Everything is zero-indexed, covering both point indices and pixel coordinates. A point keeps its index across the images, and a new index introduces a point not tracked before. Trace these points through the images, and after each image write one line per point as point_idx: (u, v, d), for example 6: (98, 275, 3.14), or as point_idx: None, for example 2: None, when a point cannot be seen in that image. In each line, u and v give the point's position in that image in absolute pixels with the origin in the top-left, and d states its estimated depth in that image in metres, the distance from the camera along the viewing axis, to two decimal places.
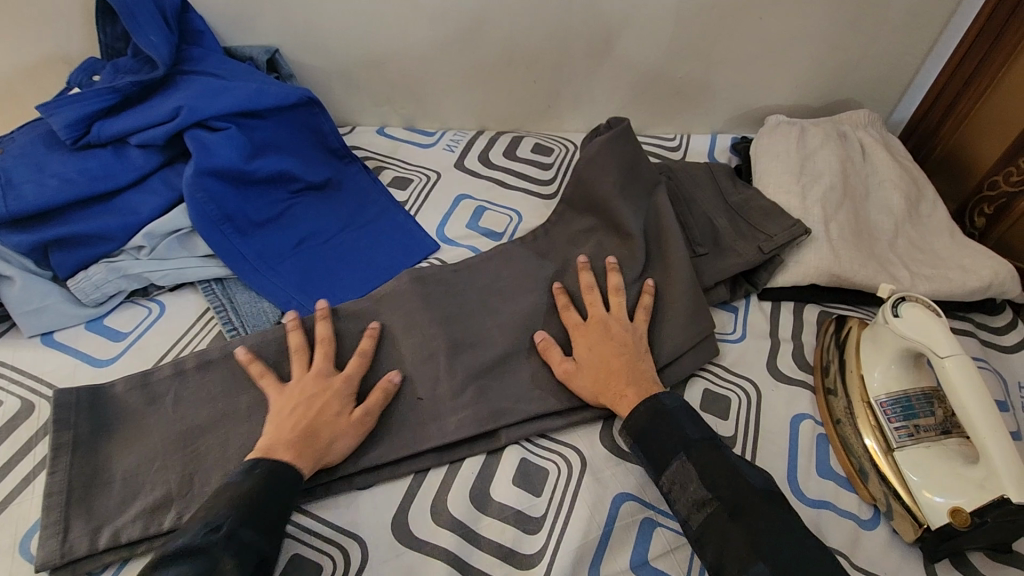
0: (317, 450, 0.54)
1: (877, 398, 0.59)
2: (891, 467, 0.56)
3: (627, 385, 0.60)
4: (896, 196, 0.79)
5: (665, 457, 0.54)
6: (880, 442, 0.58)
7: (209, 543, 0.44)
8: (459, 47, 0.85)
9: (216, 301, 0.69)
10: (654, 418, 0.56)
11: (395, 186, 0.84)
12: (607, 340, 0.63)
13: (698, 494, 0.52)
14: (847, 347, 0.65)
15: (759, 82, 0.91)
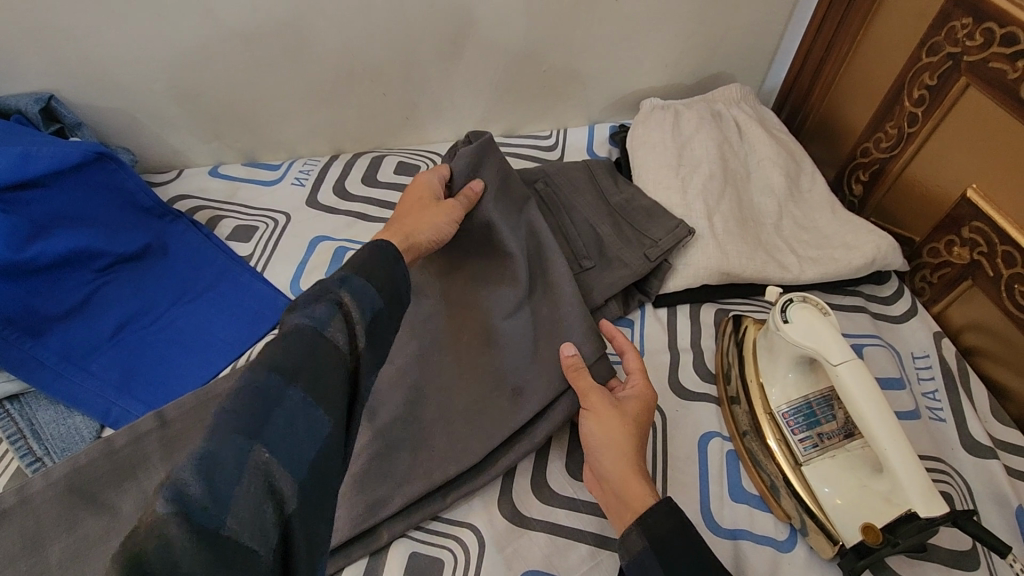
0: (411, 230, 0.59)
1: (778, 409, 0.56)
2: (801, 483, 0.53)
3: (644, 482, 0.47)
4: (777, 174, 0.76)
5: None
6: (788, 457, 0.54)
7: (329, 286, 0.41)
8: (285, 65, 0.72)
9: (9, 427, 0.56)
10: (684, 539, 0.42)
11: (236, 238, 0.72)
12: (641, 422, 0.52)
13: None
14: (745, 351, 0.61)
15: (628, 67, 0.85)
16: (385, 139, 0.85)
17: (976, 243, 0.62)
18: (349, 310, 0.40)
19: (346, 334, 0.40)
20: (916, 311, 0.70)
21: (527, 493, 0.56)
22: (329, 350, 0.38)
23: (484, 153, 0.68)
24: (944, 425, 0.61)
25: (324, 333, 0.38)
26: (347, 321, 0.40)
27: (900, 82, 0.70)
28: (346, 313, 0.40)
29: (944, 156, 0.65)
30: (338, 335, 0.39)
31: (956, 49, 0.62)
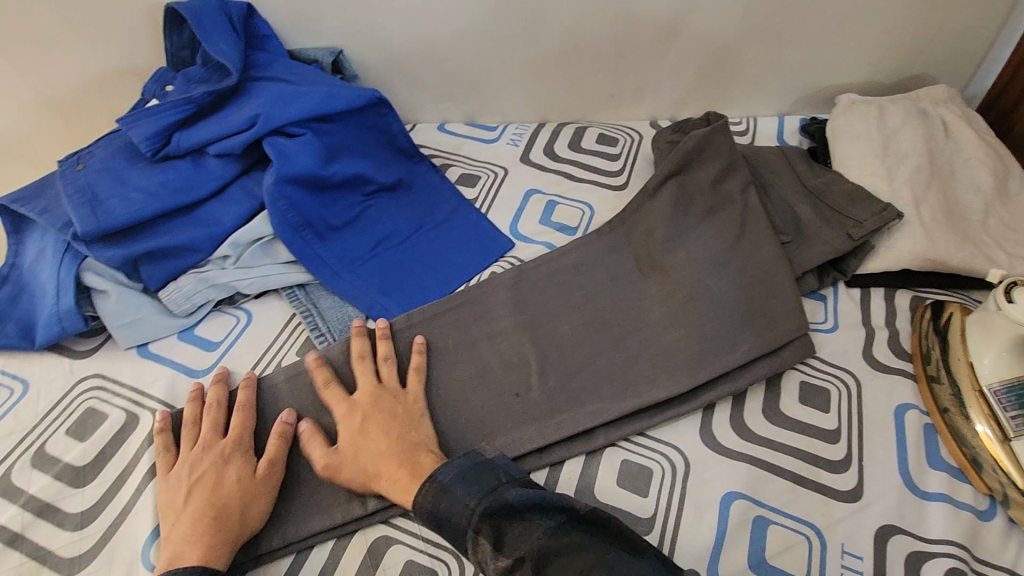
0: (232, 530, 0.52)
1: (990, 386, 0.59)
2: (1008, 455, 0.56)
3: (400, 467, 0.54)
4: (986, 174, 0.76)
5: (462, 535, 0.48)
6: (997, 431, 0.57)
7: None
8: (524, 38, 0.83)
9: (301, 306, 0.69)
10: (434, 496, 0.51)
11: (463, 183, 0.83)
12: (382, 415, 0.59)
13: (498, 567, 0.45)
14: (950, 333, 0.63)
15: (830, 61, 0.88)
16: (586, 111, 0.93)
17: None
18: None
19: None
20: None
21: (726, 427, 0.61)
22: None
23: (715, 135, 0.77)
24: None
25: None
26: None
27: None
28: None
29: None
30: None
31: None
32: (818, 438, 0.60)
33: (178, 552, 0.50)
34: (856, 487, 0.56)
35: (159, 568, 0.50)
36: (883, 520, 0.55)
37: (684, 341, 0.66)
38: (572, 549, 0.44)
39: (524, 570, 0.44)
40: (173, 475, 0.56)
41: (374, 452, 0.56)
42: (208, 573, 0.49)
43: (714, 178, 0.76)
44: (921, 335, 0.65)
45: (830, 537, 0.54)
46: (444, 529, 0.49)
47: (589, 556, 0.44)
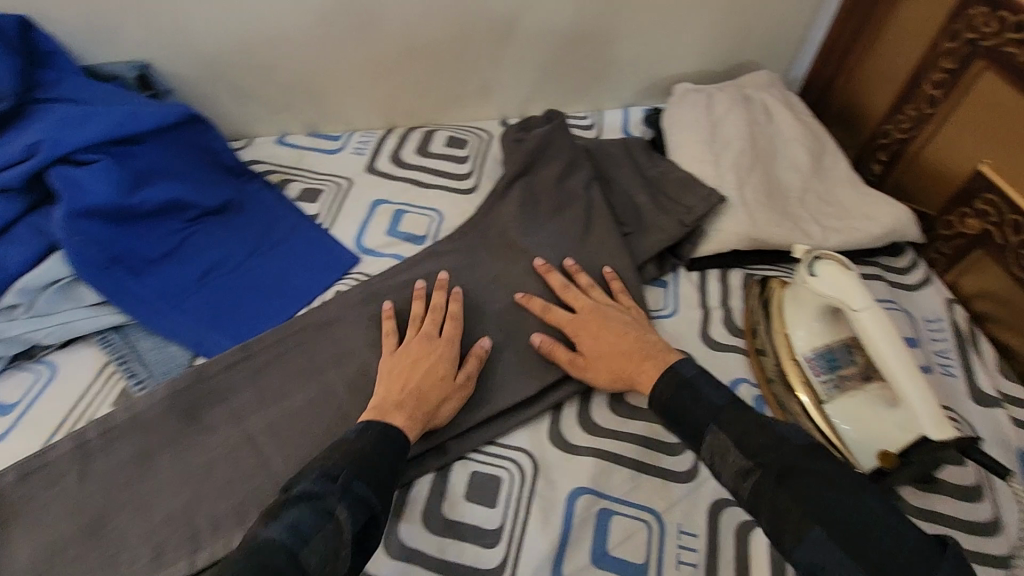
0: (426, 414, 0.56)
1: (803, 355, 0.62)
2: (821, 419, 0.60)
3: (644, 360, 0.57)
4: (802, 153, 0.82)
5: (698, 430, 0.50)
6: (812, 397, 0.61)
7: (326, 492, 0.45)
8: (353, 42, 0.80)
9: (117, 352, 0.63)
10: (683, 387, 0.53)
11: (304, 199, 0.79)
12: (602, 325, 0.62)
13: (738, 463, 0.47)
14: (771, 308, 0.67)
15: (663, 53, 0.91)
16: (435, 114, 0.91)
17: (986, 213, 0.68)
18: (341, 524, 0.44)
19: (325, 554, 0.42)
20: (930, 279, 0.75)
21: (573, 424, 0.62)
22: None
23: (553, 134, 0.78)
24: (955, 379, 0.66)
25: (299, 550, 0.41)
26: (328, 538, 0.43)
27: (920, 68, 0.75)
28: (336, 526, 0.44)
29: (960, 136, 0.70)
30: (313, 557, 0.41)
31: (974, 36, 0.67)
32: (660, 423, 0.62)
33: (382, 413, 0.54)
34: (693, 467, 0.59)
35: (368, 416, 0.54)
36: (717, 495, 0.57)
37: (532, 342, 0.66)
38: (812, 465, 0.44)
39: (765, 475, 0.45)
40: (397, 352, 0.60)
41: (638, 336, 0.60)
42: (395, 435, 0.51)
43: (555, 175, 0.76)
44: (754, 312, 0.69)
45: (669, 519, 0.56)
46: (696, 432, 0.50)
47: (801, 470, 0.44)
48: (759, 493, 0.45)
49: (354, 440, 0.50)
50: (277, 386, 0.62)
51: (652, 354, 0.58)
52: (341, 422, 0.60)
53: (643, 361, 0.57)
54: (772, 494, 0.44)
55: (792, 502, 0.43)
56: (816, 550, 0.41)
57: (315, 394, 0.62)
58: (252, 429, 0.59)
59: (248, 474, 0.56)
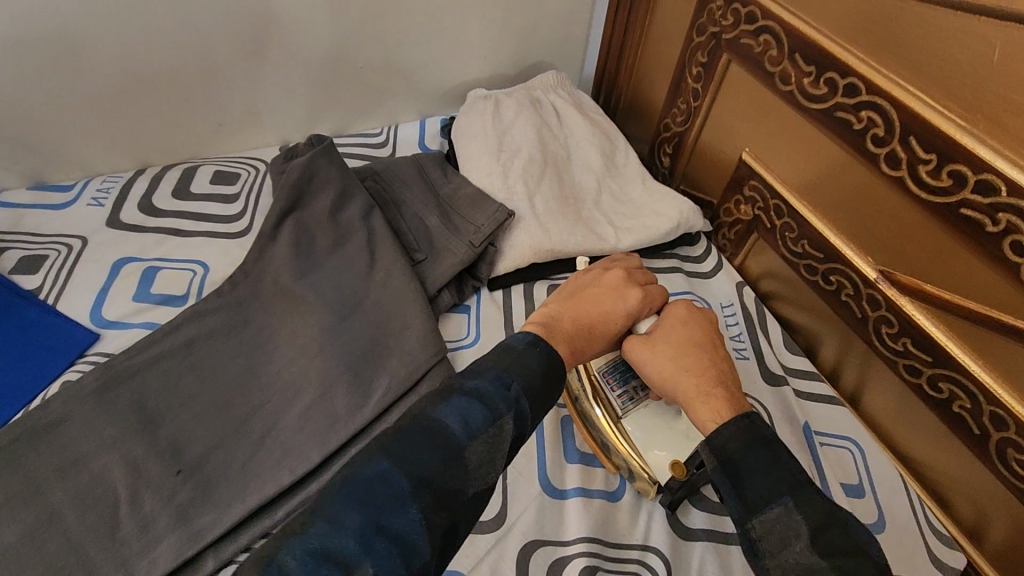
0: (582, 348, 0.50)
1: (599, 369, 0.59)
2: (621, 435, 0.57)
3: (713, 386, 0.48)
4: (594, 153, 0.81)
5: (764, 497, 0.40)
6: (610, 413, 0.58)
7: (498, 395, 0.41)
8: (59, 73, 0.66)
9: None
10: (751, 449, 0.42)
11: (19, 271, 0.64)
12: (700, 327, 0.53)
13: (802, 554, 0.37)
14: None
15: (447, 60, 0.86)
16: (198, 146, 0.79)
17: (754, 199, 0.71)
18: (505, 427, 0.40)
19: (487, 451, 0.39)
20: (722, 266, 0.78)
21: None
22: (456, 477, 0.37)
23: (321, 159, 0.70)
24: (748, 361, 0.68)
25: (466, 446, 0.38)
26: (495, 442, 0.40)
27: (682, 62, 0.77)
28: (498, 433, 0.40)
29: (724, 127, 0.73)
30: (476, 454, 0.39)
31: (716, 29, 0.69)
32: None
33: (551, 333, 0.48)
34: (499, 512, 0.55)
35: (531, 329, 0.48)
36: (526, 536, 0.54)
37: (311, 405, 0.58)
38: None
39: None
40: (590, 276, 0.57)
41: (684, 340, 0.52)
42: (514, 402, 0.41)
43: (333, 207, 0.69)
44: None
45: None
46: (754, 504, 0.40)
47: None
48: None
49: (535, 343, 0.45)
50: None
51: (721, 393, 0.47)
52: (66, 551, 0.49)
53: (705, 397, 0.47)
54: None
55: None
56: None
57: (34, 519, 0.50)
58: None
59: None
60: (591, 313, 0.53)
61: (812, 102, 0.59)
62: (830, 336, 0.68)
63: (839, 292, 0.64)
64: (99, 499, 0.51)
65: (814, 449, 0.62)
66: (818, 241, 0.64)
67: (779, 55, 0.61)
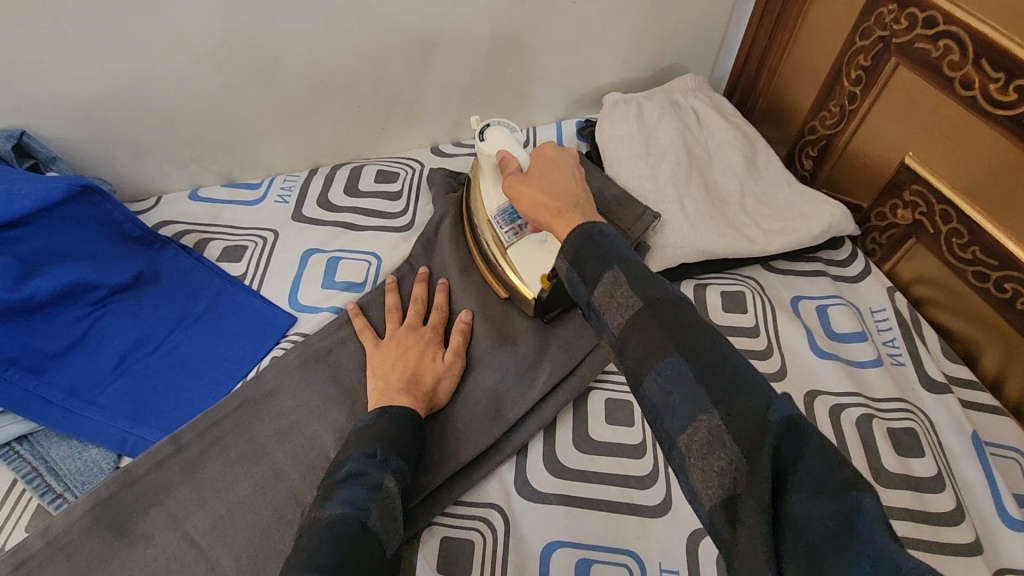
0: (426, 395, 0.59)
1: (492, 214, 0.67)
2: (507, 264, 0.66)
3: (564, 216, 0.51)
4: (737, 155, 0.82)
5: (596, 271, 0.44)
6: (498, 245, 0.66)
7: (370, 467, 0.47)
8: (259, 84, 0.74)
9: (24, 467, 0.56)
10: (586, 241, 0.46)
11: (226, 260, 0.73)
12: (540, 184, 0.56)
13: (623, 303, 0.41)
14: (474, 176, 0.72)
15: (589, 65, 0.89)
16: (360, 148, 0.87)
17: (916, 204, 0.70)
18: (390, 491, 0.47)
19: (385, 514, 0.44)
20: (870, 270, 0.77)
21: (541, 470, 0.60)
22: (370, 533, 0.42)
23: None
24: (904, 367, 0.69)
25: (366, 518, 0.43)
26: (387, 501, 0.45)
27: (838, 65, 0.77)
28: (386, 494, 0.46)
29: (885, 132, 0.72)
30: (377, 520, 0.43)
31: (884, 33, 0.69)
32: (626, 456, 0.61)
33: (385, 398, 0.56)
34: (665, 499, 0.58)
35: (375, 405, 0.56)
36: (695, 525, 0.57)
37: (487, 388, 0.63)
38: (690, 319, 0.38)
39: (643, 320, 0.39)
40: (384, 344, 0.63)
41: (546, 191, 0.55)
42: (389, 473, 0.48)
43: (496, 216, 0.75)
44: (466, 204, 0.73)
45: (648, 558, 0.55)
46: (592, 279, 0.44)
47: (673, 310, 0.39)
48: (627, 327, 0.40)
49: (376, 422, 0.52)
50: (218, 476, 0.57)
51: (576, 213, 0.51)
52: (294, 506, 0.55)
53: (562, 215, 0.51)
54: (643, 333, 0.39)
55: (655, 331, 0.38)
56: (667, 376, 0.37)
57: (262, 477, 0.57)
58: (193, 530, 0.54)
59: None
60: (410, 365, 0.60)
61: (998, 108, 0.58)
62: (995, 344, 0.66)
63: (1015, 301, 0.62)
64: (314, 461, 0.58)
65: (984, 456, 0.62)
66: (993, 247, 0.63)
67: (961, 60, 0.61)
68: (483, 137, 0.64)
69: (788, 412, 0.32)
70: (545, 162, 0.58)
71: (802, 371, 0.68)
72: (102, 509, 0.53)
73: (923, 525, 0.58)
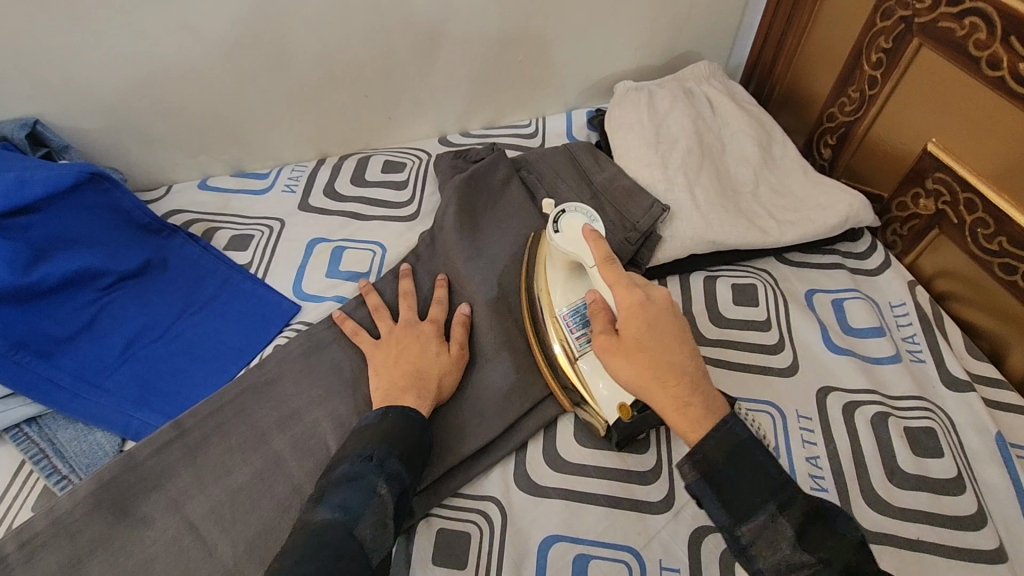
0: (432, 390, 0.57)
1: (560, 312, 0.59)
2: (575, 374, 0.58)
3: (686, 393, 0.45)
4: (751, 143, 0.79)
5: (746, 505, 0.42)
6: (568, 354, 0.59)
7: (365, 471, 0.47)
8: (265, 74, 0.74)
9: (31, 447, 0.57)
10: (730, 458, 0.43)
11: (233, 249, 0.74)
12: (654, 348, 0.47)
13: (784, 555, 0.41)
14: (538, 262, 0.64)
15: (600, 53, 0.87)
16: (368, 138, 0.86)
17: (940, 193, 0.67)
18: (383, 498, 0.46)
19: (374, 523, 0.44)
20: (891, 263, 0.74)
21: (540, 463, 0.59)
22: (355, 546, 0.42)
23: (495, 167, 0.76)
24: (925, 364, 0.66)
25: (354, 525, 0.43)
26: (379, 509, 0.45)
27: (859, 48, 0.74)
28: (379, 502, 0.45)
29: (908, 116, 0.69)
30: (366, 529, 0.44)
31: (907, 12, 0.66)
32: (628, 451, 0.60)
33: (393, 398, 0.55)
34: (667, 495, 0.57)
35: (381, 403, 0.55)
36: (697, 523, 0.55)
37: (487, 378, 0.62)
38: (848, 548, 0.40)
39: (810, 568, 0.40)
40: (382, 343, 0.62)
41: (657, 352, 0.47)
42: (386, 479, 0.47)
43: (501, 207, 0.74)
44: (526, 270, 0.67)
45: (648, 555, 0.54)
46: (741, 513, 0.42)
47: (838, 546, 0.40)
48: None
49: (376, 423, 0.52)
50: (219, 462, 0.57)
51: (689, 401, 0.45)
52: (292, 494, 0.56)
53: (674, 408, 0.45)
54: (801, 566, 0.40)
55: (815, 562, 0.40)
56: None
57: (262, 464, 0.57)
58: (193, 515, 0.54)
59: (190, 563, 0.52)
60: (413, 361, 0.59)
61: None
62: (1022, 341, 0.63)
63: None
64: (312, 450, 0.58)
65: (1009, 459, 0.59)
66: (1020, 237, 0.59)
67: (989, 39, 0.57)
68: (559, 227, 0.57)
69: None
70: (622, 294, 0.51)
71: (814, 367, 0.66)
72: (103, 493, 0.54)
73: (941, 529, 0.55)
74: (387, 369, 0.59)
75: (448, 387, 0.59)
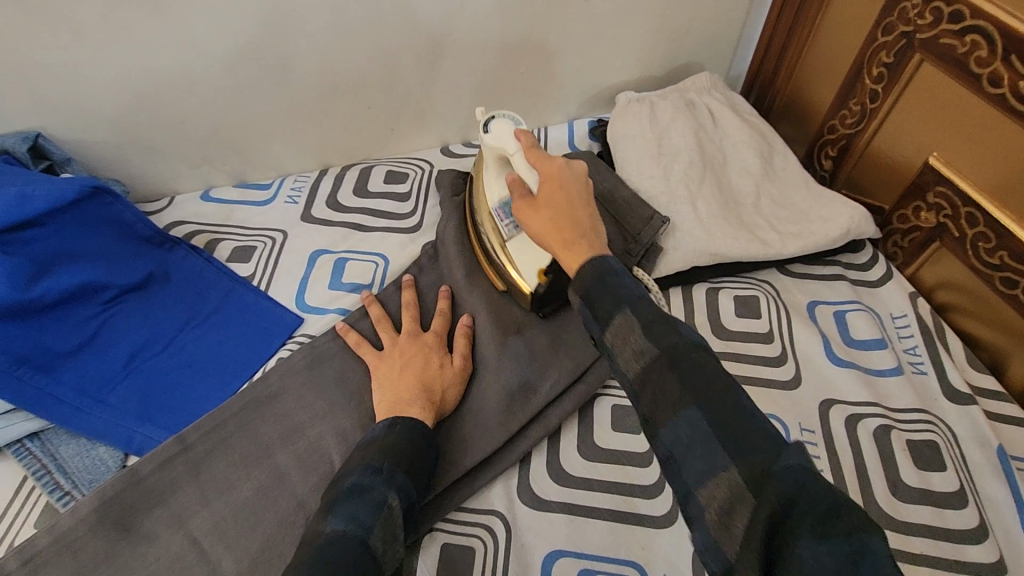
0: (436, 403, 0.58)
1: (493, 207, 0.66)
2: (506, 256, 0.65)
3: (577, 233, 0.47)
4: (753, 155, 0.79)
5: (639, 354, 0.40)
6: (498, 237, 0.65)
7: (375, 483, 0.47)
8: (268, 86, 0.74)
9: (33, 464, 0.57)
10: (623, 318, 0.41)
11: (236, 260, 0.74)
12: (560, 207, 0.49)
13: (671, 399, 0.38)
14: (477, 172, 0.71)
15: (601, 64, 0.87)
16: (370, 148, 0.86)
17: (941, 207, 0.67)
18: (393, 509, 0.46)
19: (385, 533, 0.44)
20: (891, 274, 0.75)
21: (544, 478, 0.59)
22: (369, 556, 0.42)
23: None
24: (927, 376, 0.66)
25: (367, 537, 0.43)
26: (389, 519, 0.45)
27: (860, 62, 0.74)
28: (389, 513, 0.45)
29: (910, 130, 0.69)
30: (378, 539, 0.43)
31: (908, 28, 0.66)
32: (632, 465, 0.60)
33: (398, 409, 0.55)
34: (671, 509, 0.57)
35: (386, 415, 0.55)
36: None
37: (491, 392, 0.62)
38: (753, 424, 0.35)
39: (700, 421, 0.36)
40: (385, 354, 0.62)
41: (562, 210, 0.49)
42: (395, 491, 0.47)
43: None
44: (470, 184, 0.73)
45: (652, 570, 0.54)
46: (635, 371, 0.40)
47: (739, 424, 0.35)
48: (646, 381, 0.39)
49: (384, 435, 0.51)
50: (222, 476, 0.57)
51: (582, 240, 0.47)
52: (296, 510, 0.55)
53: (568, 248, 0.47)
54: (693, 435, 0.36)
55: (719, 444, 0.35)
56: (687, 434, 0.36)
57: (265, 479, 0.57)
58: (196, 531, 0.54)
59: None
60: (417, 373, 0.59)
61: None
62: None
63: None
64: (316, 465, 0.58)
65: (1011, 472, 0.59)
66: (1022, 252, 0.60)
67: (990, 56, 0.58)
68: (489, 128, 0.61)
69: (802, 465, 0.32)
70: (542, 162, 0.53)
71: (817, 380, 0.66)
72: (106, 510, 0.53)
73: (945, 545, 0.55)
74: (390, 380, 0.59)
75: (451, 400, 0.59)
